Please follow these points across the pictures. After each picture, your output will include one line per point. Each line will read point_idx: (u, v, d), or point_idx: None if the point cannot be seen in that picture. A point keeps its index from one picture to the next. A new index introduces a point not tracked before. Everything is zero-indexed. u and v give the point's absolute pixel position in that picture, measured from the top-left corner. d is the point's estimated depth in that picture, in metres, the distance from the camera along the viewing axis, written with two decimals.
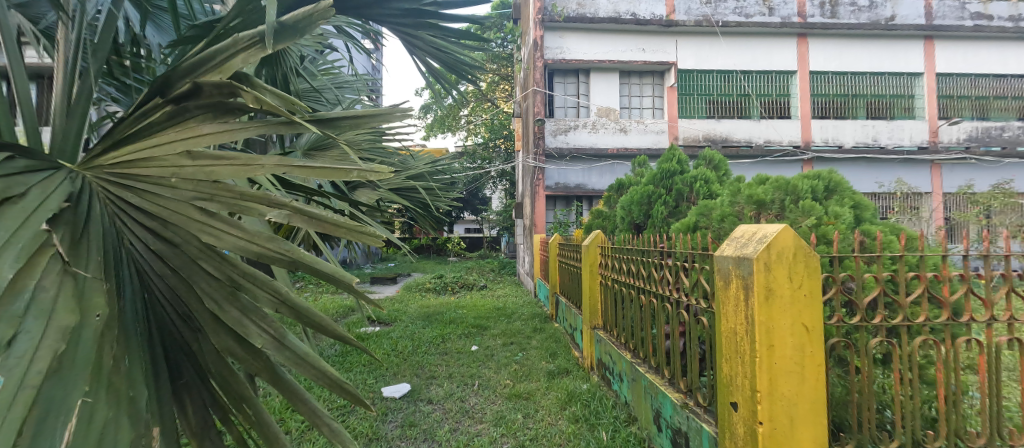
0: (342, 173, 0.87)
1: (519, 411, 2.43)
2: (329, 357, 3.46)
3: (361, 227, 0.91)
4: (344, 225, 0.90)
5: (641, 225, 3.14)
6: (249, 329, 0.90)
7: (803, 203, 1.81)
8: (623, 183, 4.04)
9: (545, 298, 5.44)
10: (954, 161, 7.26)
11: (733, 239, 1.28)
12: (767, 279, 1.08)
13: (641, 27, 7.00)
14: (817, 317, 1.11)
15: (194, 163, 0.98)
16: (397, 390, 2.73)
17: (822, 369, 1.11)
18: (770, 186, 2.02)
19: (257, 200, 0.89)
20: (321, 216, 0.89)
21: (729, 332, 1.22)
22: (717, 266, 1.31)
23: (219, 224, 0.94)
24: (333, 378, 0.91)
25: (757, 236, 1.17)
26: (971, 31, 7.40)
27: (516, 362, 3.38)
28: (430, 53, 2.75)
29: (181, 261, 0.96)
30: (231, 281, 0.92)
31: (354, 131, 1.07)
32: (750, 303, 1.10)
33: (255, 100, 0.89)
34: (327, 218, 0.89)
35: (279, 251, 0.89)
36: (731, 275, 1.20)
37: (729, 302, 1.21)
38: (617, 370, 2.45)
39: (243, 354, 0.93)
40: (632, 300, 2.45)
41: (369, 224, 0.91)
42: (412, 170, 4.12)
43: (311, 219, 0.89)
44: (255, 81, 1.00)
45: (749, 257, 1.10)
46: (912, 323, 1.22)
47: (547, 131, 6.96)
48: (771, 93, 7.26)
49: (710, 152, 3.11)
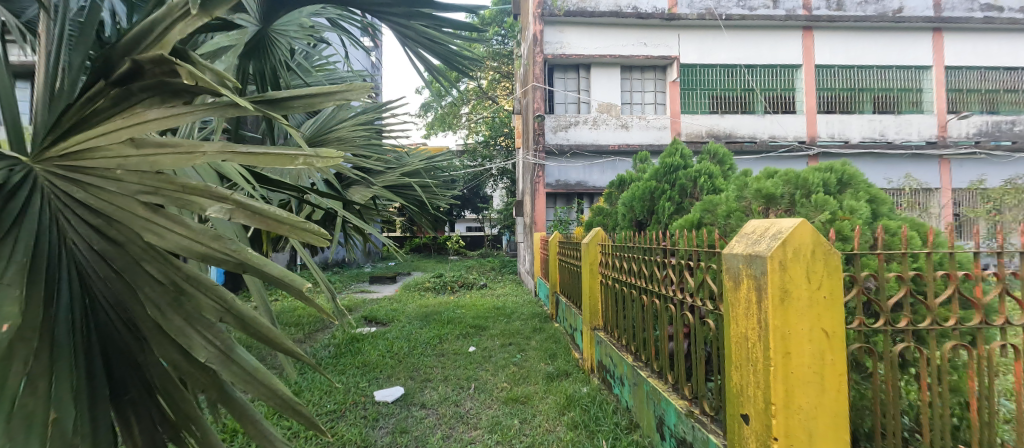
0: (284, 159, 0.77)
1: (516, 416, 2.33)
2: (323, 359, 3.37)
3: (304, 224, 0.80)
4: (287, 221, 0.80)
5: (643, 222, 3.03)
6: (194, 341, 0.85)
7: (816, 197, 1.70)
8: (624, 179, 3.92)
9: (545, 298, 5.33)
10: (964, 156, 7.09)
11: (743, 234, 1.18)
12: (782, 279, 0.97)
13: (643, 21, 6.86)
14: (839, 322, 0.99)
15: (138, 151, 0.89)
16: (390, 394, 2.63)
17: (845, 379, 0.99)
18: (779, 180, 1.90)
19: (199, 193, 0.82)
20: (261, 209, 0.78)
21: (740, 337, 1.11)
22: (725, 263, 1.19)
23: (164, 221, 0.86)
24: (284, 397, 0.85)
25: (771, 231, 1.06)
26: (981, 22, 7.23)
27: (514, 364, 3.27)
28: (423, 44, 2.63)
29: (124, 262, 0.89)
30: (175, 285, 0.87)
31: (308, 112, 0.96)
32: (764, 306, 1.00)
33: (188, 75, 0.77)
34: (268, 213, 0.78)
35: (224, 252, 0.83)
36: (742, 275, 1.09)
37: (740, 304, 1.10)
38: (618, 374, 2.35)
39: (188, 368, 0.88)
40: (634, 300, 2.35)
41: (311, 219, 0.80)
42: (407, 167, 4.03)
43: (253, 215, 0.79)
44: (194, 59, 0.89)
45: (764, 254, 0.99)
46: (940, 327, 1.11)
47: (547, 127, 6.84)
48: (776, 87, 7.12)
49: (715, 146, 2.98)
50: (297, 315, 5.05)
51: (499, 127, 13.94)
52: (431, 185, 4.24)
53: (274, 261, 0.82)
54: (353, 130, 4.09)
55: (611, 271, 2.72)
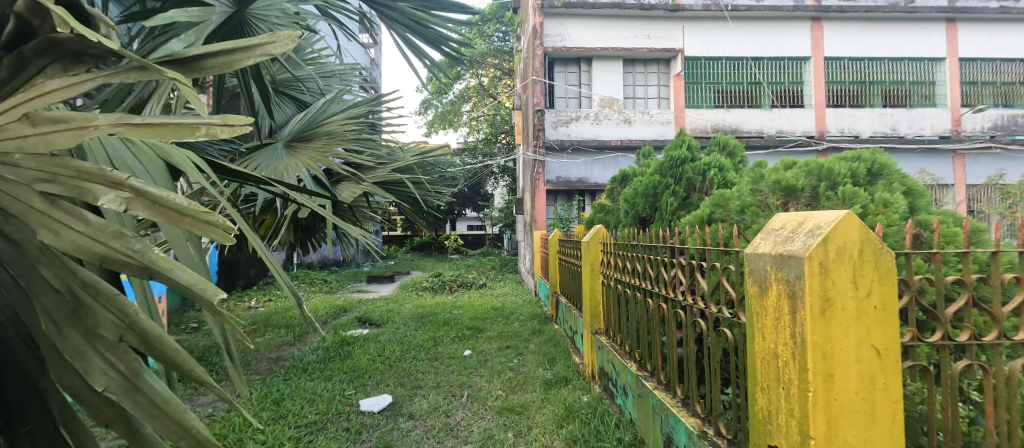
0: (184, 131, 0.63)
1: (510, 429, 2.16)
2: (310, 364, 3.20)
3: (207, 214, 0.60)
4: (189, 211, 0.60)
5: (647, 219, 2.85)
6: (90, 363, 0.62)
7: (843, 189, 1.52)
8: (627, 174, 3.73)
9: (545, 298, 5.15)
10: (978, 150, 6.85)
11: (768, 231, 0.99)
12: (823, 286, 0.80)
13: (646, 12, 6.67)
14: (893, 338, 0.81)
15: (37, 131, 0.64)
16: (376, 404, 2.47)
17: (901, 408, 0.81)
18: (799, 171, 1.72)
19: (94, 179, 0.61)
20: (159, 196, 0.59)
21: (766, 354, 0.93)
22: (746, 265, 1.02)
23: (61, 214, 0.63)
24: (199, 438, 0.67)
25: (806, 227, 0.87)
26: (997, 12, 6.99)
27: (511, 370, 3.10)
28: (408, 27, 2.47)
29: (19, 265, 0.64)
30: (71, 293, 0.63)
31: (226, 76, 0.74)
32: (798, 317, 0.81)
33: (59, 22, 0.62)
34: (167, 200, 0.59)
35: (127, 253, 0.61)
36: (770, 280, 0.91)
37: (767, 315, 0.92)
38: (621, 382, 2.17)
39: (88, 396, 0.66)
40: (638, 303, 2.14)
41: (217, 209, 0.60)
42: (399, 162, 3.84)
43: (152, 205, 0.59)
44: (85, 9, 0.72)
45: (799, 254, 0.81)
46: (1010, 341, 0.92)
47: (547, 122, 6.66)
48: (783, 80, 6.90)
49: (724, 137, 2.77)
50: (289, 316, 4.90)
51: (499, 124, 13.75)
52: (425, 182, 4.05)
53: (184, 266, 0.59)
54: (343, 125, 3.92)
55: (616, 271, 2.51)
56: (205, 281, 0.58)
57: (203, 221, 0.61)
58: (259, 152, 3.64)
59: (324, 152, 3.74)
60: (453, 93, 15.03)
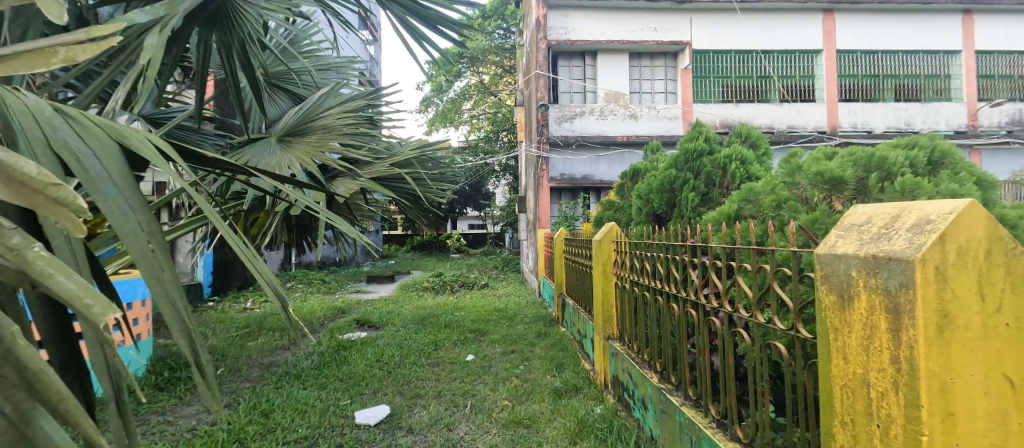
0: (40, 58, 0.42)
1: (518, 445, 1.98)
2: (304, 371, 3.01)
3: (55, 188, 0.39)
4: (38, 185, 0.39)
5: (662, 215, 2.66)
6: None
7: (903, 181, 1.33)
8: (638, 169, 3.53)
9: (551, 299, 4.97)
10: (995, 146, 6.64)
11: (845, 228, 0.81)
12: (940, 296, 0.61)
13: (653, 4, 6.47)
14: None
15: None
16: (372, 416, 2.28)
17: None
18: (845, 160, 1.53)
19: None
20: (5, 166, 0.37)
21: (849, 380, 0.74)
22: (818, 269, 0.83)
23: None
24: None
25: (904, 222, 0.69)
26: (1015, 3, 6.77)
27: (516, 377, 2.91)
28: (407, 8, 2.38)
29: None
30: None
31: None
32: (903, 338, 0.63)
33: None
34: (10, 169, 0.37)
35: None
36: (856, 288, 0.72)
37: (850, 330, 0.74)
38: (639, 394, 1.98)
39: None
40: (656, 306, 1.96)
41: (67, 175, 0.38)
42: (398, 156, 3.65)
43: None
44: None
45: (905, 256, 0.62)
46: None
47: (551, 118, 6.46)
48: (794, 74, 6.69)
49: (746, 126, 2.56)
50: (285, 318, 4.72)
51: (500, 122, 13.57)
52: (427, 178, 3.85)
53: (73, 269, 0.41)
54: (339, 119, 3.76)
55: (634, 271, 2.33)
56: (94, 293, 0.39)
57: (51, 201, 0.39)
58: (251, 146, 3.48)
59: (319, 146, 3.56)
60: (454, 90, 14.88)
